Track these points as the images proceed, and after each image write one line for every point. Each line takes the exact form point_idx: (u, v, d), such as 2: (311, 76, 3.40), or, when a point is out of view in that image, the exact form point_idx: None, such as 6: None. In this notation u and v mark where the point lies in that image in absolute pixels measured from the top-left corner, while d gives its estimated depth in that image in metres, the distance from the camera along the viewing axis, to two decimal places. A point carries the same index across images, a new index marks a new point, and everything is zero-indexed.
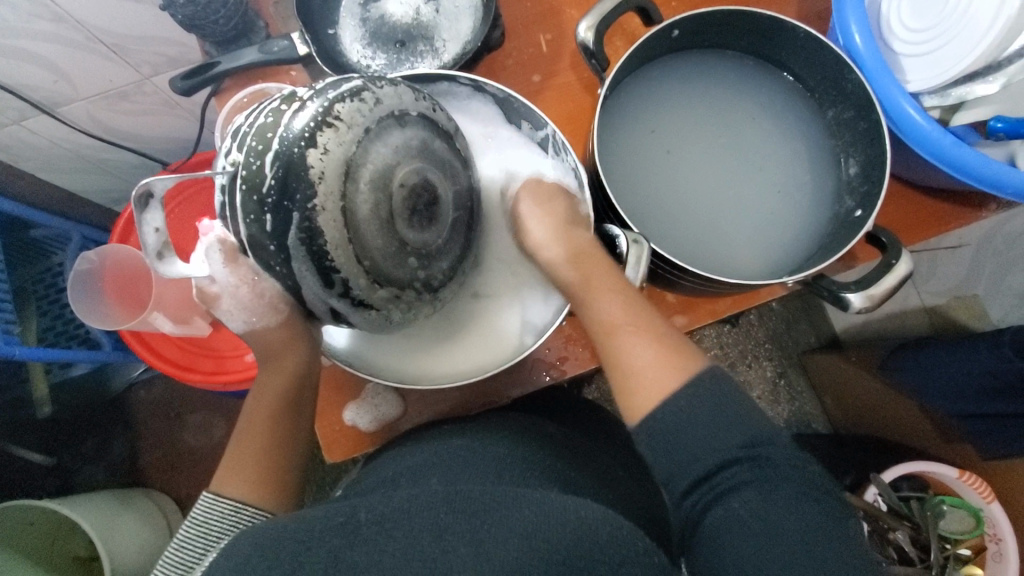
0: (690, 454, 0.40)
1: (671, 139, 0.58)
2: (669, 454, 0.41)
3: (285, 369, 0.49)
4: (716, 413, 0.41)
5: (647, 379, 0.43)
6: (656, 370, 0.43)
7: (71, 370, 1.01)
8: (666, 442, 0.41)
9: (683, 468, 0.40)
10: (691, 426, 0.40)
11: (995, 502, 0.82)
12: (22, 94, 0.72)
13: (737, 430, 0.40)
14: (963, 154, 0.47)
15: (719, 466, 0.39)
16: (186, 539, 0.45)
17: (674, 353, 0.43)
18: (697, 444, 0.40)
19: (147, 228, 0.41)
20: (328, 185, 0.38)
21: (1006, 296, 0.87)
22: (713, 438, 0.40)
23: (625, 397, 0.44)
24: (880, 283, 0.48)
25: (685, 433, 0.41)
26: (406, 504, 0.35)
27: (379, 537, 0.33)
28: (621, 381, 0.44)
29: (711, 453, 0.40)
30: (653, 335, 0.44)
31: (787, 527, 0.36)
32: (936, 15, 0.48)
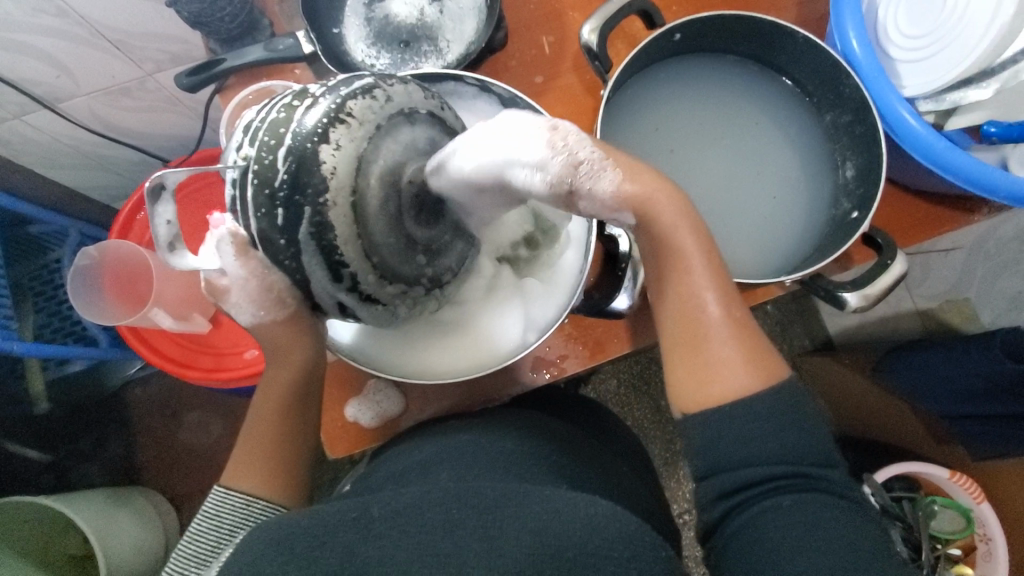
0: (733, 456, 0.40)
1: (672, 138, 0.59)
2: (708, 454, 0.41)
3: (289, 363, 0.49)
4: (773, 416, 0.40)
5: (730, 374, 0.41)
6: (743, 368, 0.41)
7: (67, 367, 1.01)
8: (713, 443, 0.40)
9: (722, 467, 0.40)
10: (758, 427, 0.40)
11: (984, 502, 0.83)
12: (24, 89, 0.72)
13: (788, 434, 0.40)
14: (957, 157, 0.48)
15: (756, 467, 0.39)
16: (199, 531, 0.46)
17: (762, 357, 0.42)
18: (708, 442, 0.40)
19: (158, 220, 0.42)
20: (340, 181, 0.38)
21: (996, 301, 0.88)
22: (764, 440, 0.39)
23: (695, 385, 0.41)
24: (876, 283, 0.49)
25: (743, 432, 0.40)
26: (418, 501, 0.35)
27: (393, 534, 0.33)
28: (696, 368, 0.41)
29: (755, 454, 0.39)
30: (744, 333, 0.42)
31: (828, 531, 0.36)
32: (932, 22, 0.49)
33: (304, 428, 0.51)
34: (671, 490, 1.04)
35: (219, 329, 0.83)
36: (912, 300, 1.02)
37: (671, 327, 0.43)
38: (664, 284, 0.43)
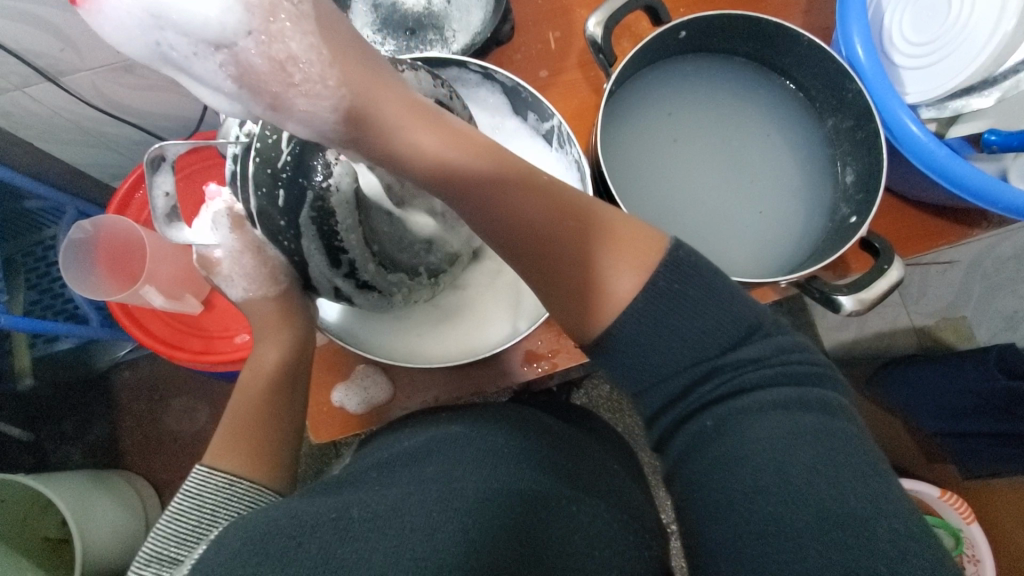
0: (655, 370, 0.39)
1: (678, 129, 0.59)
2: (633, 374, 0.40)
3: (278, 342, 0.49)
4: (659, 307, 0.37)
5: (611, 281, 0.38)
6: (620, 270, 0.38)
7: (54, 345, 1.00)
8: (627, 362, 0.39)
9: (646, 383, 0.39)
10: (659, 329, 0.38)
11: (974, 522, 0.83)
12: (27, 60, 0.72)
13: (695, 323, 0.38)
14: (957, 166, 0.48)
15: (685, 371, 0.38)
16: (180, 510, 0.40)
17: (628, 243, 0.38)
18: (667, 362, 0.38)
19: (156, 191, 0.41)
20: (344, 167, 0.40)
21: (993, 319, 0.87)
22: (678, 344, 0.38)
23: (590, 311, 0.38)
24: (872, 288, 0.48)
25: (651, 341, 0.38)
26: (400, 504, 0.35)
27: (369, 536, 0.33)
28: (580, 296, 0.39)
29: (688, 355, 0.38)
30: (597, 229, 0.39)
31: (769, 427, 0.36)
32: (937, 29, 0.49)
33: (291, 410, 0.49)
34: (660, 498, 1.03)
35: (211, 312, 0.82)
36: (908, 316, 1.02)
37: (526, 261, 0.39)
38: (483, 220, 0.39)
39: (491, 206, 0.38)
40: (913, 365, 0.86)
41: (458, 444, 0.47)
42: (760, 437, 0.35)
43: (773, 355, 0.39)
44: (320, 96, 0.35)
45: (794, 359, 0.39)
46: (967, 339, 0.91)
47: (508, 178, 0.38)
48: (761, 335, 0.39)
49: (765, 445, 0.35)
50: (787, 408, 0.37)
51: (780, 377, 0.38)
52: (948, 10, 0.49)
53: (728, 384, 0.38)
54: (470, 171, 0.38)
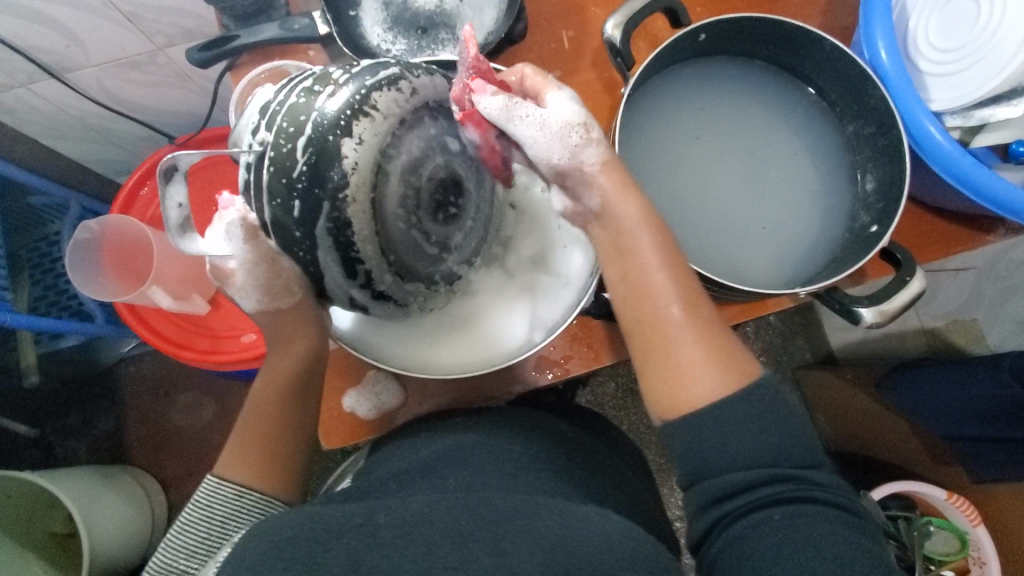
0: (719, 461, 0.38)
1: (701, 126, 0.58)
2: (703, 462, 0.39)
3: (292, 352, 0.47)
4: (751, 413, 0.39)
5: (703, 379, 0.39)
6: (712, 369, 0.40)
7: (60, 342, 1.00)
8: (697, 450, 0.39)
9: (705, 471, 0.39)
10: (743, 426, 0.38)
11: (981, 525, 0.82)
12: (32, 56, 0.71)
13: (776, 435, 0.39)
14: (982, 176, 0.47)
15: (748, 470, 0.38)
16: (190, 522, 0.42)
17: (730, 355, 0.40)
18: (731, 454, 0.38)
19: (168, 203, 0.39)
20: (360, 176, 0.36)
21: (1006, 322, 0.87)
22: (751, 443, 0.38)
23: (669, 391, 0.40)
24: (893, 299, 0.48)
25: (728, 430, 0.38)
26: (428, 510, 0.34)
27: (397, 543, 0.32)
28: (666, 372, 0.40)
29: (756, 454, 0.38)
30: (708, 328, 0.41)
31: (817, 542, 0.35)
32: (964, 35, 0.48)
33: (303, 420, 0.48)
34: (664, 497, 1.04)
35: (218, 311, 0.81)
36: (918, 318, 1.02)
37: (634, 328, 0.42)
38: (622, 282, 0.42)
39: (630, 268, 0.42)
40: (923, 370, 0.87)
41: (477, 454, 0.47)
42: (802, 545, 0.35)
43: (830, 485, 0.38)
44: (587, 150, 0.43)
45: (851, 498, 0.38)
46: (978, 343, 0.91)
47: (666, 260, 0.42)
48: (825, 470, 0.39)
49: (807, 551, 0.34)
50: (832, 526, 0.35)
51: (837, 502, 0.37)
52: (977, 16, 0.48)
53: (796, 490, 0.37)
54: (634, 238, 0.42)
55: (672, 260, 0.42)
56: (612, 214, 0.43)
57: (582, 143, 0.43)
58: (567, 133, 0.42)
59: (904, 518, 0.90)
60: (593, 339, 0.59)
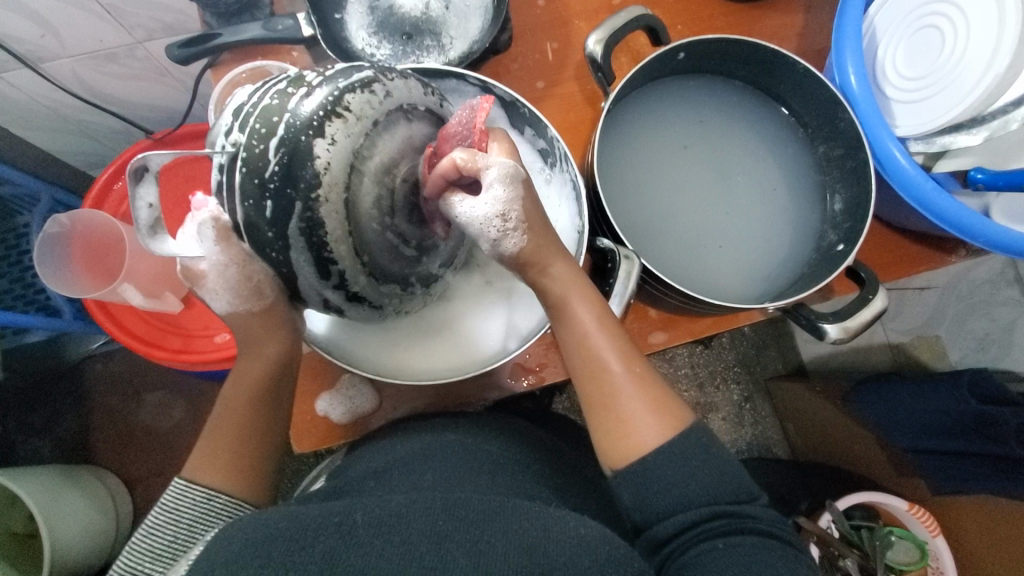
0: (664, 505, 0.41)
1: (686, 134, 0.60)
2: (646, 502, 0.42)
3: (263, 356, 0.46)
4: (690, 459, 0.42)
5: (641, 428, 0.42)
6: (650, 419, 0.43)
7: (26, 337, 0.95)
8: (643, 490, 0.42)
9: (653, 514, 0.42)
10: (683, 473, 0.41)
11: (939, 536, 0.86)
12: (5, 45, 0.69)
13: (714, 475, 0.42)
14: (940, 199, 0.49)
15: (689, 511, 0.41)
16: (156, 525, 0.41)
17: (666, 403, 0.43)
18: (673, 495, 0.41)
19: (139, 203, 0.39)
20: (333, 177, 0.36)
21: (966, 340, 0.92)
22: (694, 487, 0.41)
23: (614, 441, 0.43)
24: (857, 316, 0.49)
25: (669, 477, 0.41)
26: (405, 509, 0.34)
27: (375, 543, 0.32)
28: (611, 423, 0.43)
29: (696, 494, 0.41)
30: (645, 381, 0.44)
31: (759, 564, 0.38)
32: (930, 65, 0.51)
33: (274, 424, 0.48)
34: None
35: (190, 310, 0.80)
36: (884, 334, 1.05)
37: (580, 384, 0.45)
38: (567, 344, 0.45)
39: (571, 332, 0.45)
40: (890, 384, 0.89)
41: (450, 457, 0.47)
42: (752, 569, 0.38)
43: (763, 516, 0.41)
44: (509, 238, 0.43)
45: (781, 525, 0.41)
46: (940, 358, 0.95)
47: (601, 320, 0.45)
48: (758, 502, 0.43)
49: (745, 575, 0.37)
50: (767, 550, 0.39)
51: (771, 532, 0.40)
52: (943, 47, 0.50)
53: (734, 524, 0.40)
54: (575, 301, 0.45)
55: (611, 321, 0.45)
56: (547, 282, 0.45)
57: (501, 234, 0.43)
58: (486, 230, 0.42)
59: (867, 528, 0.92)
60: None
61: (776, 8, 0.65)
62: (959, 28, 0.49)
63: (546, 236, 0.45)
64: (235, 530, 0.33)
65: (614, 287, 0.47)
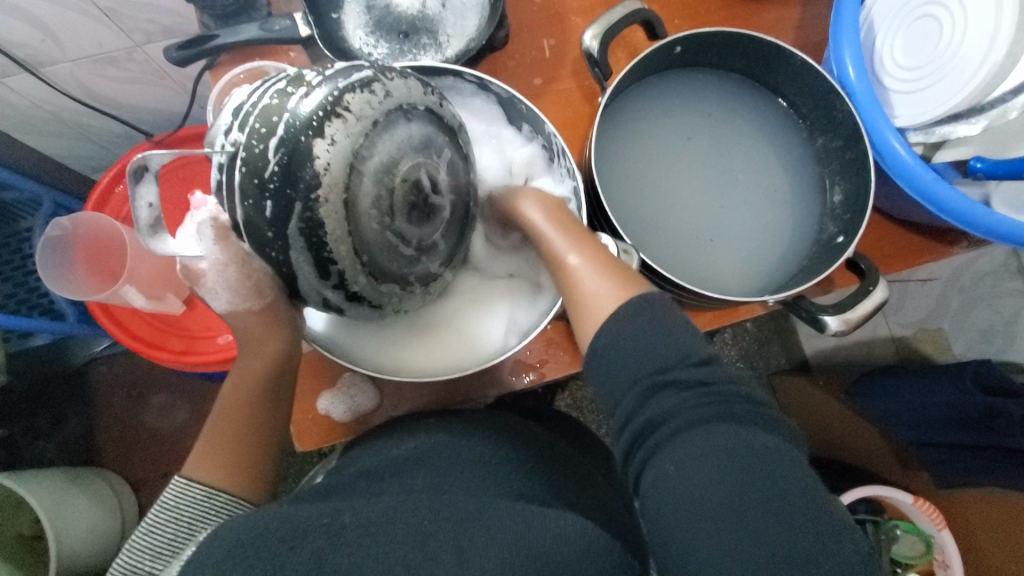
0: (628, 384, 0.39)
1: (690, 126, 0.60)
2: (612, 391, 0.40)
3: (263, 354, 0.46)
4: (640, 326, 0.39)
5: (598, 298, 0.41)
6: (607, 289, 0.41)
7: (30, 341, 0.96)
8: (608, 376, 0.40)
9: (620, 399, 0.39)
10: (636, 339, 0.39)
11: (944, 528, 0.86)
12: (5, 50, 0.69)
13: (667, 344, 0.38)
14: (941, 191, 0.49)
15: (649, 396, 0.38)
16: (156, 523, 0.42)
17: (617, 270, 0.42)
18: (634, 370, 0.38)
19: (139, 203, 0.39)
20: (333, 177, 0.36)
21: (969, 332, 0.91)
22: (650, 360, 0.38)
23: (583, 323, 0.41)
24: (856, 308, 0.49)
25: (626, 351, 0.39)
26: (392, 511, 0.35)
27: (362, 543, 0.33)
28: (577, 307, 0.42)
29: (651, 371, 0.38)
30: (600, 256, 0.43)
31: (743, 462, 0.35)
32: (929, 55, 0.50)
33: (275, 422, 0.48)
34: None
35: (193, 311, 0.81)
36: (887, 327, 1.05)
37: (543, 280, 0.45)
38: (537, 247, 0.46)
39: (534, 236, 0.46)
40: (892, 378, 0.89)
41: (449, 457, 0.47)
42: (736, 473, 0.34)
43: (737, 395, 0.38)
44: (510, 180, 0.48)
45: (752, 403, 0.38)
46: (943, 352, 0.94)
47: (555, 220, 0.45)
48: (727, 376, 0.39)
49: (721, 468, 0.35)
50: (762, 443, 0.35)
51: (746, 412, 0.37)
52: (941, 37, 0.50)
53: (707, 408, 0.37)
54: (527, 204, 0.47)
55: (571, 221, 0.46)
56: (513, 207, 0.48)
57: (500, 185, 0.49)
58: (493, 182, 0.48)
59: (872, 522, 0.91)
60: (569, 344, 0.60)
61: (775, 1, 0.65)
62: (956, 18, 0.49)
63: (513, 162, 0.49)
64: (227, 530, 0.34)
65: None
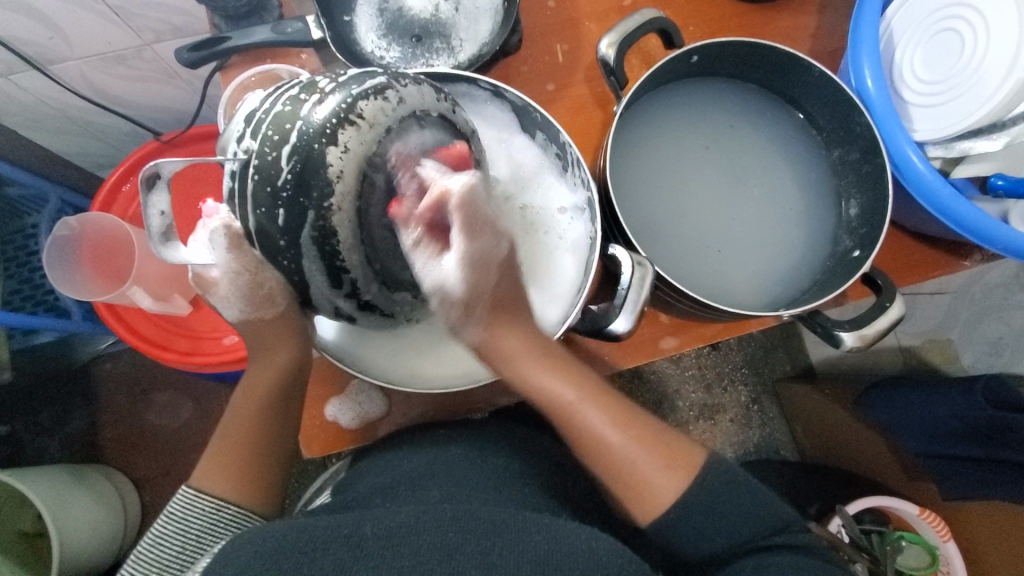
0: (705, 534, 0.43)
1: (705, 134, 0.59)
2: (688, 541, 0.44)
3: (274, 364, 0.46)
4: (729, 495, 0.44)
5: (656, 485, 0.43)
6: (663, 470, 0.44)
7: (34, 338, 0.96)
8: (678, 533, 0.43)
9: (690, 543, 0.44)
10: (705, 514, 0.43)
11: (950, 540, 0.85)
12: (14, 48, 0.69)
13: (751, 509, 0.44)
14: (960, 206, 0.48)
15: (722, 543, 0.43)
16: (162, 535, 0.41)
17: (672, 450, 0.45)
18: (711, 526, 0.43)
19: (151, 210, 0.38)
20: (345, 185, 0.36)
21: (978, 344, 0.91)
22: (735, 517, 0.43)
23: (634, 500, 0.44)
24: (872, 324, 0.49)
25: (695, 519, 0.43)
26: (413, 523, 0.34)
27: (385, 555, 0.32)
28: (627, 489, 0.44)
29: (731, 524, 0.43)
30: (647, 435, 0.45)
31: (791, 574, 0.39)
32: (949, 68, 0.50)
33: (283, 431, 0.47)
34: None
35: (199, 312, 0.80)
36: (895, 337, 1.05)
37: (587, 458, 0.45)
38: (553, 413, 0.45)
39: (550, 405, 0.45)
40: (901, 389, 0.88)
41: (460, 469, 0.47)
42: None
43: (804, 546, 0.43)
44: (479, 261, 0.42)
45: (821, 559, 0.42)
46: (952, 362, 0.95)
47: (579, 388, 0.45)
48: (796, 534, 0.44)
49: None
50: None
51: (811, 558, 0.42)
52: (962, 51, 0.49)
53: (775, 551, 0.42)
54: (535, 371, 0.45)
55: (588, 381, 0.46)
56: (504, 362, 0.45)
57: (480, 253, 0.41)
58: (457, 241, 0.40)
59: (877, 532, 0.91)
60: (579, 353, 0.60)
61: (791, 8, 0.64)
62: (978, 31, 0.48)
63: (511, 288, 0.45)
64: (243, 544, 0.33)
65: (624, 298, 0.46)
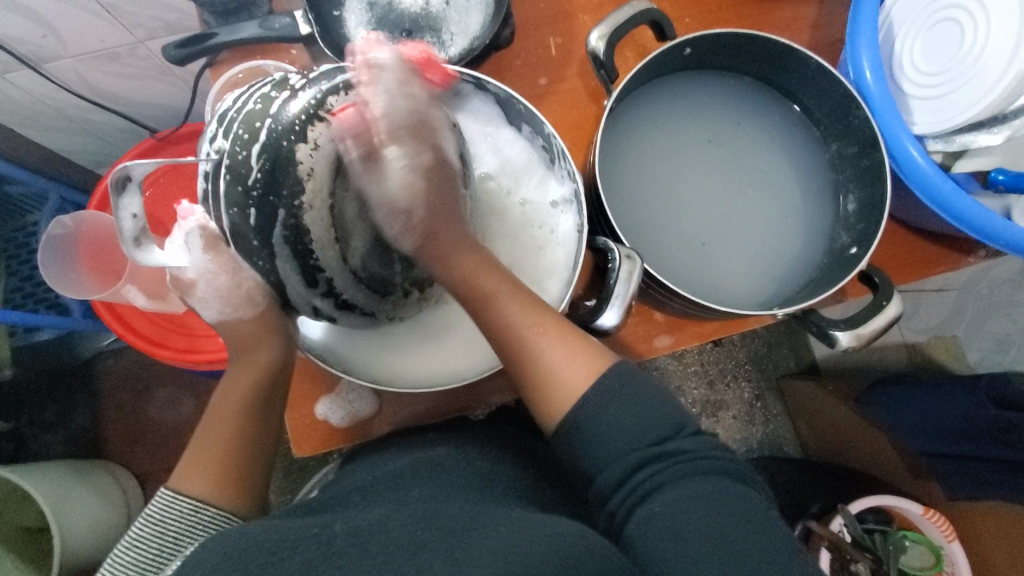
0: (604, 451, 0.39)
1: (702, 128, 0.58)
2: (598, 454, 0.39)
3: (257, 364, 0.47)
4: (621, 395, 0.40)
5: (568, 378, 0.40)
6: (574, 365, 0.40)
7: (35, 335, 0.98)
8: (586, 443, 0.39)
9: (600, 463, 0.39)
10: (614, 417, 0.39)
11: (955, 540, 0.84)
12: (6, 46, 0.69)
13: (645, 412, 0.39)
14: (959, 200, 0.46)
15: (620, 463, 0.39)
16: (139, 538, 0.41)
17: (585, 344, 0.41)
18: (612, 447, 0.39)
19: (123, 214, 0.39)
20: (317, 183, 0.36)
21: (984, 341, 0.90)
22: (630, 431, 0.39)
23: (545, 398, 0.41)
24: (869, 322, 0.48)
25: (607, 423, 0.39)
26: (385, 520, 0.33)
27: (352, 554, 0.31)
28: (540, 386, 0.41)
29: (626, 441, 0.39)
30: (562, 332, 0.42)
31: (693, 511, 0.36)
32: (949, 59, 0.48)
33: (267, 432, 0.47)
34: None
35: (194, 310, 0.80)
36: (900, 334, 1.02)
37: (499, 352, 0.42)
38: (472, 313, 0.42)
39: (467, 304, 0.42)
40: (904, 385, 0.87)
41: (445, 470, 0.46)
42: (692, 522, 0.36)
43: (697, 450, 0.39)
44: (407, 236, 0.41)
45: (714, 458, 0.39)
46: (958, 359, 0.94)
47: (495, 281, 0.42)
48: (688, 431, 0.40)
49: (695, 513, 0.36)
50: (727, 491, 0.38)
51: (706, 465, 0.39)
52: (962, 40, 0.47)
53: (671, 470, 0.38)
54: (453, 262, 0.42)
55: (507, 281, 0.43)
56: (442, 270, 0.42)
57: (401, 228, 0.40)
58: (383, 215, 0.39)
59: (880, 532, 0.90)
60: None
61: None
62: (979, 22, 0.47)
63: (452, 236, 0.42)
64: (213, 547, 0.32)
65: (614, 288, 0.46)
